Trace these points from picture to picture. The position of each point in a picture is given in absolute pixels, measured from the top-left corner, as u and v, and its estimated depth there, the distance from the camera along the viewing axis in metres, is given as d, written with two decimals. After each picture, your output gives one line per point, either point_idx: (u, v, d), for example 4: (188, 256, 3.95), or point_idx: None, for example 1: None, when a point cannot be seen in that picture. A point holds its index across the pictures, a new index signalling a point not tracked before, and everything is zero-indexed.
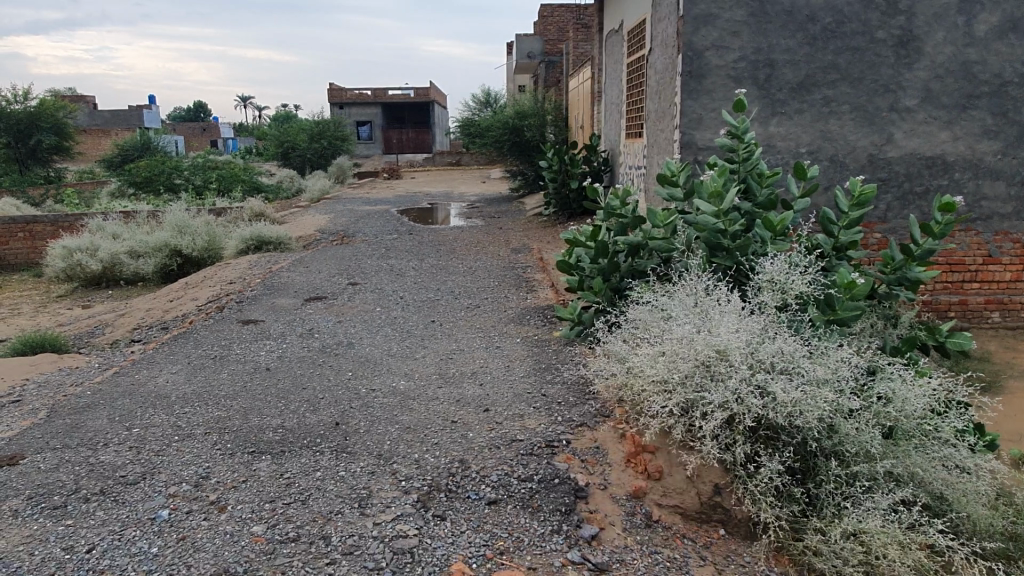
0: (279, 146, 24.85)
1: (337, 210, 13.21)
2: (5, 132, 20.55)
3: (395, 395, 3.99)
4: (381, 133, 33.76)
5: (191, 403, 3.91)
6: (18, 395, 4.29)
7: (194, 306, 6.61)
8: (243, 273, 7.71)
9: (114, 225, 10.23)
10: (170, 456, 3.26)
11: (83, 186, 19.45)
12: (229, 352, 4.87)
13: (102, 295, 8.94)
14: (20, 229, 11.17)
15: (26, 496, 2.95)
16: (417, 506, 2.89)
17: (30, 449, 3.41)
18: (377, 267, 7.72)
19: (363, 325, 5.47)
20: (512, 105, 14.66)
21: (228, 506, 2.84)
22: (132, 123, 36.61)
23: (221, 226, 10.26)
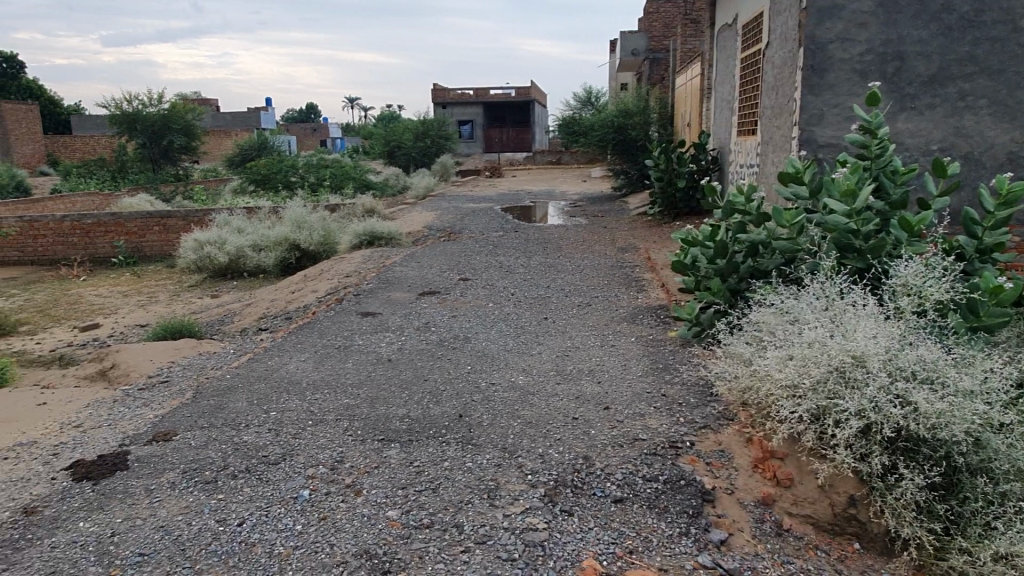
0: (385, 145, 25.65)
1: (442, 207, 13.50)
2: (141, 133, 22.21)
3: (516, 389, 4.04)
4: (482, 132, 34.29)
5: (322, 390, 4.10)
6: (166, 376, 4.63)
7: (314, 298, 6.92)
8: (359, 267, 7.99)
9: (239, 220, 10.84)
10: (306, 439, 3.43)
11: (208, 183, 20.74)
12: (352, 343, 5.06)
13: (229, 285, 9.51)
14: (156, 223, 11.99)
15: (181, 469, 3.16)
16: (545, 500, 2.91)
17: (180, 427, 3.65)
18: (486, 263, 7.84)
19: (476, 320, 5.57)
20: (615, 103, 14.56)
21: (363, 489, 2.95)
22: (250, 124, 38.74)
23: (336, 221, 10.69)
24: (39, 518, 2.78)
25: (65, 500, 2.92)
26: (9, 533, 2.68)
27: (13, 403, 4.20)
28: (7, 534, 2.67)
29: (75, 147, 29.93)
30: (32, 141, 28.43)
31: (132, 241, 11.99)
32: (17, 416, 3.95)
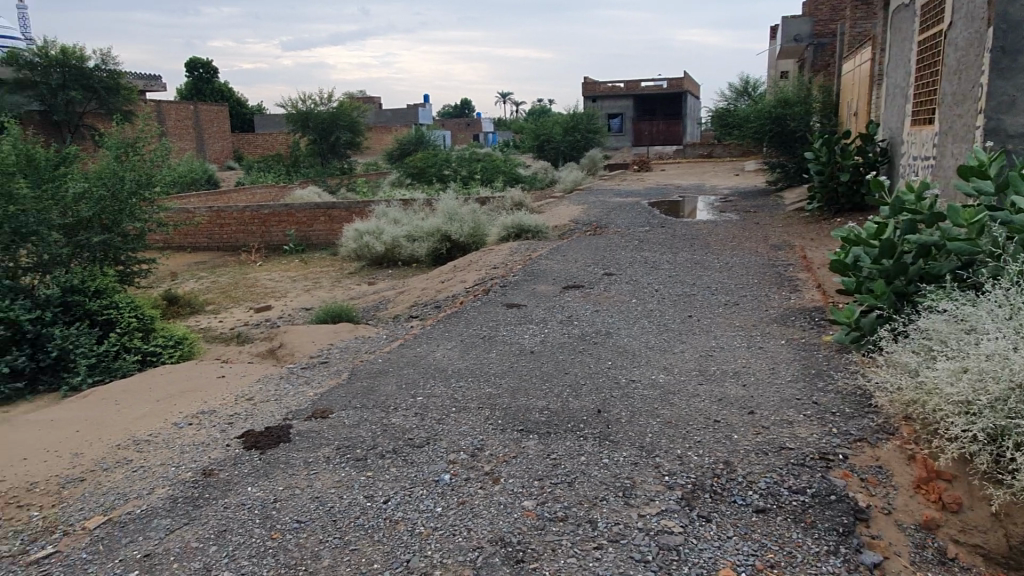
0: (535, 139, 25.98)
1: (590, 201, 13.49)
2: (313, 130, 23.94)
3: (656, 388, 3.98)
4: (632, 125, 33.92)
5: (466, 378, 4.25)
6: (325, 357, 4.98)
7: (463, 288, 7.17)
8: (505, 259, 8.17)
9: (396, 212, 11.43)
10: (449, 425, 3.58)
11: (370, 177, 21.98)
12: (496, 334, 5.20)
13: (384, 274, 10.05)
14: (322, 214, 12.89)
15: (335, 446, 3.40)
16: (682, 504, 2.85)
17: (336, 405, 3.92)
18: (631, 258, 7.75)
19: (619, 315, 5.53)
20: (775, 93, 13.85)
21: (501, 477, 3.03)
22: (409, 120, 40.62)
23: (486, 214, 11.00)
24: (215, 479, 3.10)
25: (238, 465, 3.23)
26: (190, 490, 3.00)
27: (198, 374, 4.69)
28: (189, 491, 2.99)
29: (257, 144, 32.80)
30: (221, 139, 31.43)
31: (301, 230, 12.97)
32: (201, 386, 4.41)
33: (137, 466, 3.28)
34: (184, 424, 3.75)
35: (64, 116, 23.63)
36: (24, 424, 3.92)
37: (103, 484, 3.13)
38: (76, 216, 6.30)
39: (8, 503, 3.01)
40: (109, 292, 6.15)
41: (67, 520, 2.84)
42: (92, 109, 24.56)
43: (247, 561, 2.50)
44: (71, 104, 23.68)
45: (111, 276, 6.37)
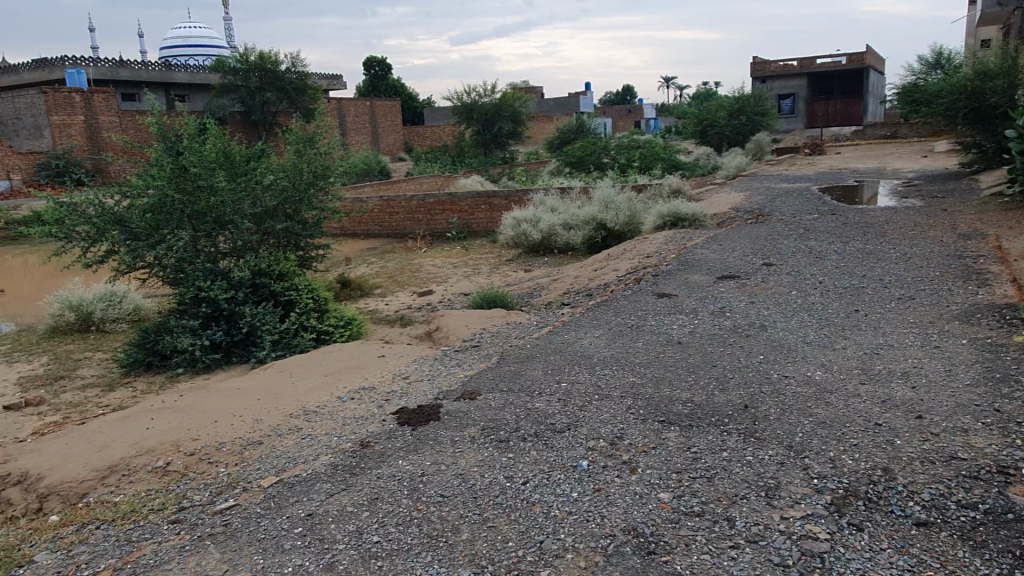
0: (698, 124, 25.15)
1: (754, 188, 12.89)
2: (477, 121, 24.74)
3: (811, 385, 3.77)
4: (804, 106, 31.76)
5: (610, 367, 4.26)
6: (477, 341, 5.18)
7: (614, 276, 7.15)
8: (660, 247, 8.02)
9: (553, 200, 11.56)
10: (590, 412, 3.61)
11: (530, 166, 22.36)
12: (645, 323, 5.14)
13: (540, 261, 10.20)
14: (483, 203, 13.32)
15: (481, 426, 3.55)
16: (831, 509, 2.68)
17: (484, 388, 4.08)
18: (795, 248, 7.32)
19: (777, 308, 5.27)
20: (971, 65, 12.45)
21: (638, 468, 3.03)
22: (570, 108, 40.75)
23: (642, 202, 10.85)
24: (371, 451, 3.35)
25: (392, 439, 3.47)
26: (350, 459, 3.27)
27: (362, 352, 5.05)
28: (348, 460, 3.26)
29: (426, 136, 34.38)
30: (395, 132, 33.28)
31: (463, 218, 13.48)
32: (363, 364, 4.76)
33: (306, 434, 3.61)
34: (347, 399, 4.08)
35: (260, 116, 26.19)
36: (217, 391, 4.44)
37: (277, 448, 3.48)
38: (263, 206, 6.96)
39: (202, 459, 3.43)
40: (290, 275, 6.76)
41: (247, 478, 3.20)
42: (284, 108, 26.97)
43: (394, 529, 2.69)
44: (266, 105, 26.18)
45: (292, 260, 6.99)
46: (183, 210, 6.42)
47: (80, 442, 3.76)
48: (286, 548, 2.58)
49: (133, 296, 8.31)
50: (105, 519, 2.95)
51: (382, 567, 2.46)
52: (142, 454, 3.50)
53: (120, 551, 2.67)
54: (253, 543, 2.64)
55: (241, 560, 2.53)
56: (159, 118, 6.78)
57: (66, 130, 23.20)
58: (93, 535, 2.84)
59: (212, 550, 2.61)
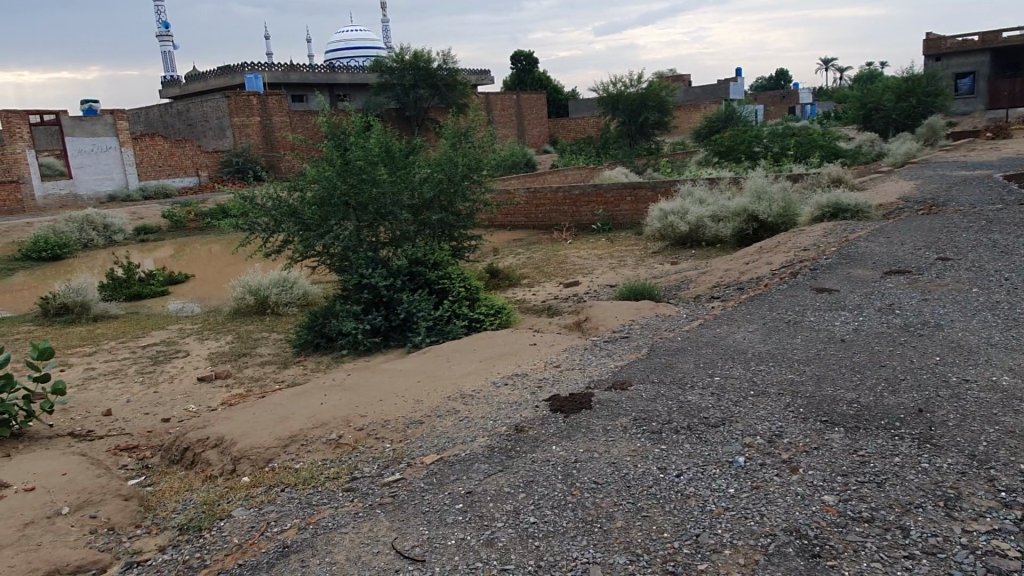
0: (861, 108, 23.53)
1: (926, 176, 11.88)
2: (623, 111, 24.52)
3: (997, 391, 3.45)
4: (986, 84, 28.71)
5: (766, 362, 4.13)
6: (626, 332, 5.19)
7: (768, 270, 6.87)
8: (818, 241, 7.62)
9: (702, 191, 11.26)
10: (746, 408, 3.52)
11: (677, 156, 21.84)
12: (804, 319, 4.91)
13: (688, 253, 9.96)
14: (629, 194, 13.19)
15: (632, 417, 3.56)
16: (1022, 526, 2.45)
17: (634, 379, 4.08)
18: (975, 241, 6.70)
19: (954, 306, 4.86)
20: None
21: (800, 468, 2.92)
22: (720, 96, 39.34)
23: (797, 193, 10.33)
24: (525, 435, 3.46)
25: (545, 425, 3.56)
26: (505, 442, 3.40)
27: (513, 340, 5.19)
28: (504, 443, 3.39)
29: (571, 128, 34.50)
30: (541, 125, 33.66)
31: (609, 210, 13.42)
32: (516, 351, 4.90)
33: (463, 417, 3.78)
34: (501, 384, 4.23)
35: (414, 111, 27.41)
36: (381, 371, 4.74)
37: (437, 428, 3.68)
38: (419, 198, 7.29)
39: (370, 434, 3.69)
40: (444, 265, 7.05)
41: (412, 455, 3.41)
42: (435, 104, 28.06)
43: (549, 511, 2.77)
44: (420, 102, 27.35)
45: (446, 250, 7.29)
46: (349, 202, 6.87)
47: (265, 413, 4.15)
48: (449, 522, 2.74)
49: (303, 282, 9.00)
50: (288, 483, 3.26)
51: (539, 547, 2.54)
52: (317, 427, 3.81)
53: (302, 512, 2.94)
54: (418, 515, 2.81)
55: (409, 529, 2.71)
56: (329, 116, 7.30)
57: (245, 131, 25.48)
58: (278, 496, 3.14)
59: (382, 518, 2.81)
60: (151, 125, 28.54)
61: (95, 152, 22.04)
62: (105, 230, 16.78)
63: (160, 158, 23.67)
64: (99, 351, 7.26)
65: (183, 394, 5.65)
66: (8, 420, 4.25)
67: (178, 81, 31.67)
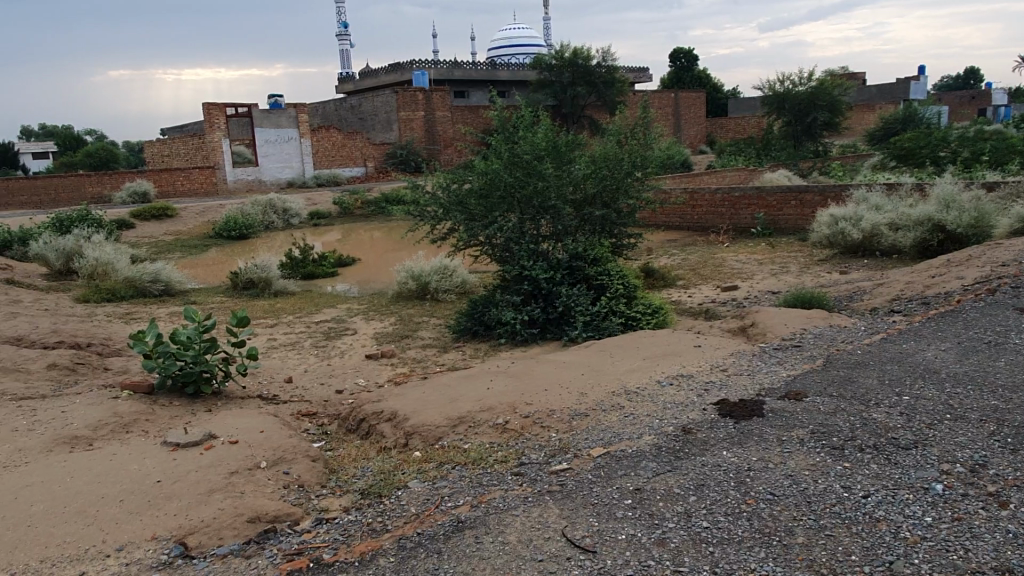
0: None
1: None
2: (789, 111, 23.30)
3: None
4: None
5: (964, 385, 3.76)
6: (798, 341, 4.93)
7: (959, 285, 6.27)
8: (1020, 256, 6.85)
9: (878, 197, 10.48)
10: (942, 433, 3.22)
11: (847, 160, 20.44)
12: (1007, 341, 4.43)
13: (859, 263, 9.31)
14: (794, 197, 12.51)
15: (810, 429, 3.37)
16: None
17: (811, 390, 3.86)
18: None
19: None
20: None
21: (1011, 503, 2.63)
22: (898, 96, 36.40)
23: (992, 203, 9.34)
24: (694, 438, 3.38)
25: (715, 429, 3.46)
26: (674, 442, 3.33)
27: (676, 340, 5.08)
28: (672, 443, 3.33)
29: (730, 128, 33.29)
30: (699, 124, 32.71)
31: (771, 213, 12.77)
32: (680, 351, 4.79)
33: (628, 413, 3.75)
34: (666, 384, 4.15)
35: (570, 109, 27.51)
36: (545, 362, 4.80)
37: (602, 422, 3.68)
38: (582, 193, 7.31)
39: (536, 422, 3.75)
40: (603, 261, 7.03)
41: (578, 446, 3.43)
42: (592, 102, 28.02)
43: (723, 518, 2.68)
44: (577, 99, 27.42)
45: (606, 246, 7.26)
46: (515, 194, 7.02)
47: (434, 392, 4.34)
48: (619, 516, 2.72)
49: (461, 271, 9.31)
50: (458, 461, 3.40)
51: (714, 553, 2.47)
52: (484, 410, 3.92)
53: (474, 490, 3.06)
54: (587, 505, 2.82)
55: (578, 519, 2.72)
56: (499, 110, 7.48)
57: (409, 125, 26.74)
58: (450, 474, 3.28)
59: (552, 504, 2.85)
60: (326, 118, 30.65)
61: (279, 142, 23.99)
62: (284, 214, 18.23)
63: (333, 149, 25.35)
64: (279, 323, 7.90)
65: (353, 369, 6.03)
66: (210, 378, 4.75)
67: (352, 78, 33.80)
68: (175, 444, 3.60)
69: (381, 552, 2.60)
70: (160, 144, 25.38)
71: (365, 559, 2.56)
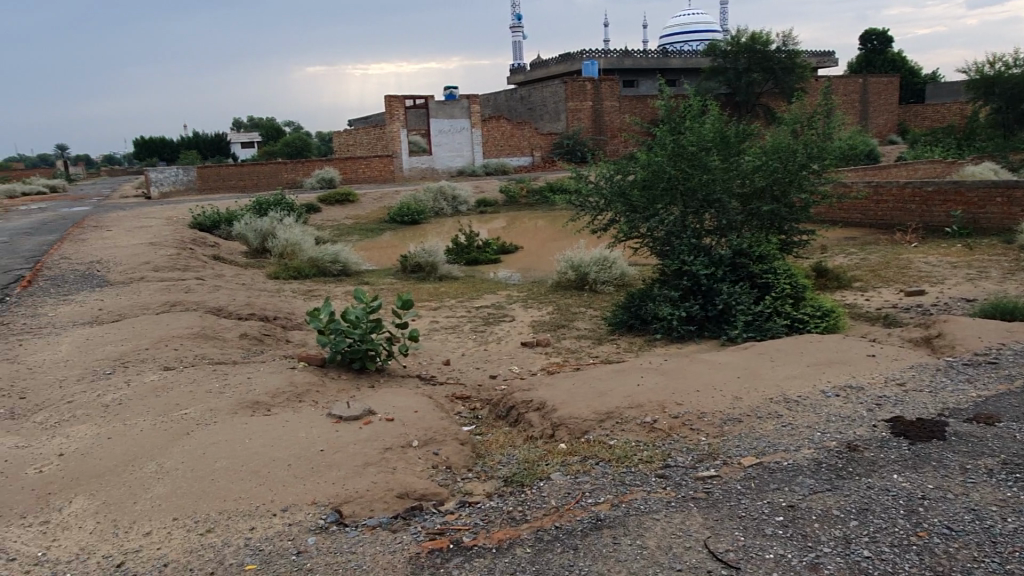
0: None
1: None
2: (999, 96, 20.75)
3: None
4: None
5: None
6: (995, 357, 4.38)
7: None
8: None
9: None
10: None
11: None
12: None
13: None
14: (1001, 194, 11.14)
15: (1002, 459, 2.98)
16: None
17: (1005, 415, 3.42)
18: None
19: None
20: None
21: None
22: None
23: None
24: (859, 456, 3.10)
25: (885, 448, 3.16)
26: (836, 459, 3.09)
27: (848, 347, 4.69)
28: (834, 460, 3.08)
29: (926, 116, 30.29)
30: (889, 112, 30.05)
31: (971, 211, 11.46)
32: (851, 360, 4.42)
33: (785, 423, 3.53)
34: (832, 394, 3.85)
35: (744, 97, 26.27)
36: (700, 362, 4.62)
37: (757, 430, 3.48)
38: (751, 186, 6.94)
39: (686, 424, 3.63)
40: (770, 258, 6.64)
41: (728, 453, 3.27)
42: (769, 89, 26.57)
43: (889, 549, 2.44)
44: (752, 86, 26.11)
45: (774, 243, 6.86)
46: (679, 187, 6.82)
47: (584, 385, 4.32)
48: (768, 533, 2.56)
49: (621, 263, 9.20)
50: (602, 457, 3.36)
51: None
52: (633, 407, 3.84)
53: (616, 489, 3.02)
54: (733, 517, 2.68)
55: (723, 531, 2.59)
56: (666, 100, 7.27)
57: (577, 115, 26.82)
58: (593, 469, 3.25)
59: (695, 513, 2.74)
60: (497, 108, 31.47)
61: (451, 132, 24.97)
62: (453, 200, 18.98)
63: (502, 138, 25.96)
64: (443, 306, 8.24)
65: (508, 355, 6.15)
66: (376, 356, 5.04)
67: (524, 68, 34.42)
68: (339, 416, 3.86)
69: (518, 542, 2.63)
70: (346, 134, 27.32)
71: (503, 547, 2.60)
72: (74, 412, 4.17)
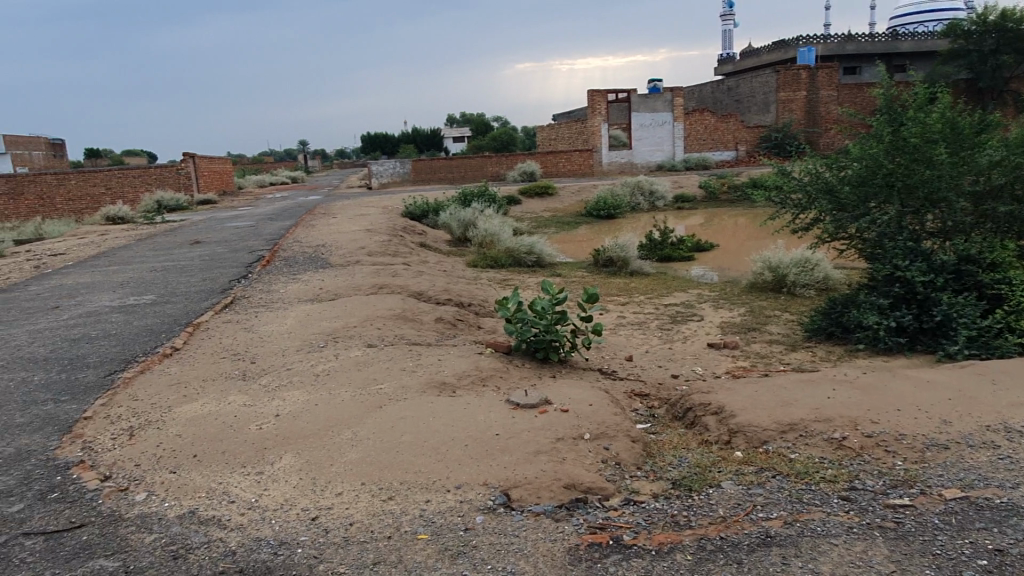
0: None
1: None
2: None
3: None
4: None
5: None
6: None
7: None
8: None
9: None
10: None
11: None
12: None
13: None
14: None
15: None
16: None
17: None
18: None
19: None
20: None
21: None
22: None
23: None
24: None
25: None
26: None
27: None
28: None
29: None
30: None
31: None
32: None
33: (1003, 455, 3.11)
34: None
35: (990, 82, 23.17)
36: (905, 378, 4.19)
37: (965, 460, 3.10)
38: (985, 184, 6.13)
39: (880, 445, 3.32)
40: (1004, 266, 5.83)
41: (927, 482, 2.95)
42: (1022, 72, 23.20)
43: None
44: (1001, 70, 22.95)
45: (1011, 249, 6.01)
46: (896, 183, 6.19)
47: (768, 392, 4.10)
48: None
49: (825, 265, 8.58)
50: (781, 471, 3.18)
51: None
52: (820, 421, 3.58)
53: (792, 506, 2.84)
54: (925, 554, 2.42)
55: (911, 567, 2.34)
56: (887, 89, 6.63)
57: (789, 106, 25.39)
58: (769, 482, 3.09)
59: (880, 543, 2.50)
60: (701, 101, 30.51)
61: (653, 126, 24.67)
62: (651, 195, 18.78)
63: (706, 132, 25.09)
64: (631, 302, 8.20)
65: (693, 355, 5.99)
66: (559, 347, 5.14)
67: (733, 58, 33.05)
68: (518, 404, 4.00)
69: (679, 547, 2.57)
70: (549, 129, 27.97)
71: (663, 551, 2.56)
72: (291, 378, 4.71)
